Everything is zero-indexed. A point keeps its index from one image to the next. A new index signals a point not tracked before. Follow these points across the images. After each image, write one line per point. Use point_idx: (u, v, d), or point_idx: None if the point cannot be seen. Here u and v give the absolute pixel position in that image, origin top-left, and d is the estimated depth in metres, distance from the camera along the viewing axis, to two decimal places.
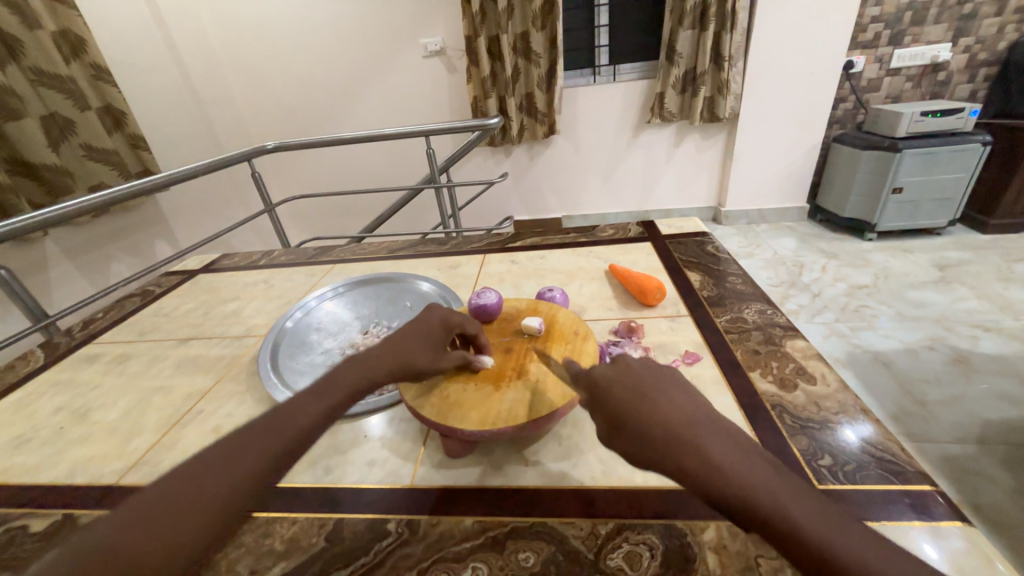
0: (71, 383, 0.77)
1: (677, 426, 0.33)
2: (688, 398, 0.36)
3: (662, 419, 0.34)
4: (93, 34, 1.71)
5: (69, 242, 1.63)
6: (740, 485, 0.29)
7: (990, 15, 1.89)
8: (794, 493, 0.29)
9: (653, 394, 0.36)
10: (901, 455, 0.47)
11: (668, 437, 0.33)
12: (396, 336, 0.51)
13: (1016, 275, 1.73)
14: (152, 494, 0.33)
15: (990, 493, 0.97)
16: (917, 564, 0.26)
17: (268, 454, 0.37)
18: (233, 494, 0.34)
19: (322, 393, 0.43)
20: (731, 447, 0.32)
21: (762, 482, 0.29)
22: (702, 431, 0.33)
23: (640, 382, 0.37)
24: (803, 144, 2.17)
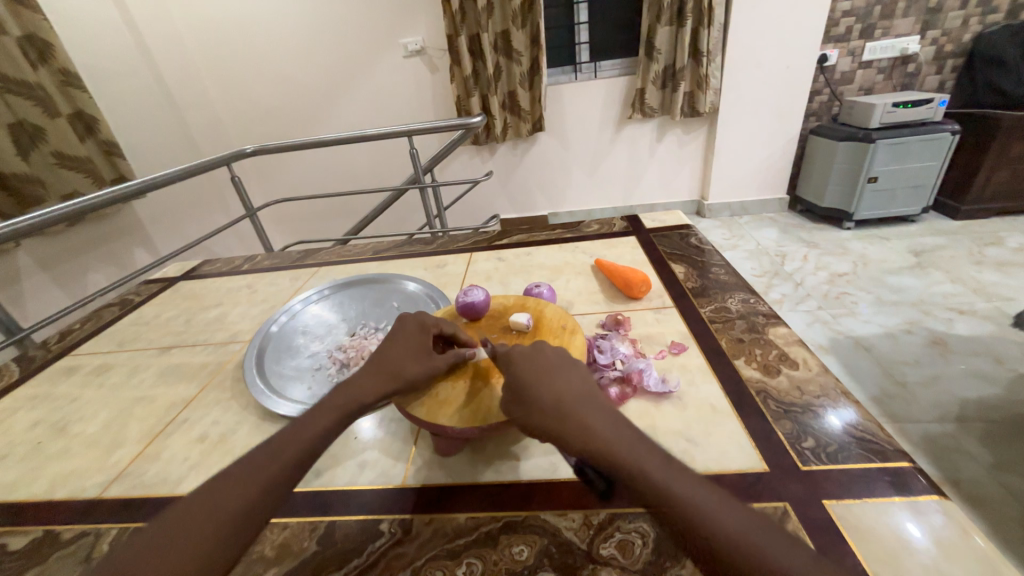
0: (49, 397, 0.75)
1: (563, 399, 0.41)
2: (583, 380, 0.44)
3: (554, 393, 0.42)
4: (60, 38, 1.66)
5: (42, 252, 1.58)
6: (602, 442, 0.37)
7: (955, 7, 1.95)
8: (645, 448, 0.37)
9: (553, 375, 0.44)
10: (880, 435, 0.48)
11: (555, 408, 0.41)
12: (380, 354, 0.52)
13: (988, 258, 1.79)
14: (188, 507, 0.37)
15: (969, 469, 1.01)
16: (723, 497, 0.34)
17: (259, 482, 0.38)
18: (256, 501, 0.37)
19: (311, 418, 0.45)
20: (604, 414, 0.40)
21: (622, 440, 0.38)
22: (583, 403, 0.41)
23: (544, 366, 0.45)
24: (781, 137, 2.22)
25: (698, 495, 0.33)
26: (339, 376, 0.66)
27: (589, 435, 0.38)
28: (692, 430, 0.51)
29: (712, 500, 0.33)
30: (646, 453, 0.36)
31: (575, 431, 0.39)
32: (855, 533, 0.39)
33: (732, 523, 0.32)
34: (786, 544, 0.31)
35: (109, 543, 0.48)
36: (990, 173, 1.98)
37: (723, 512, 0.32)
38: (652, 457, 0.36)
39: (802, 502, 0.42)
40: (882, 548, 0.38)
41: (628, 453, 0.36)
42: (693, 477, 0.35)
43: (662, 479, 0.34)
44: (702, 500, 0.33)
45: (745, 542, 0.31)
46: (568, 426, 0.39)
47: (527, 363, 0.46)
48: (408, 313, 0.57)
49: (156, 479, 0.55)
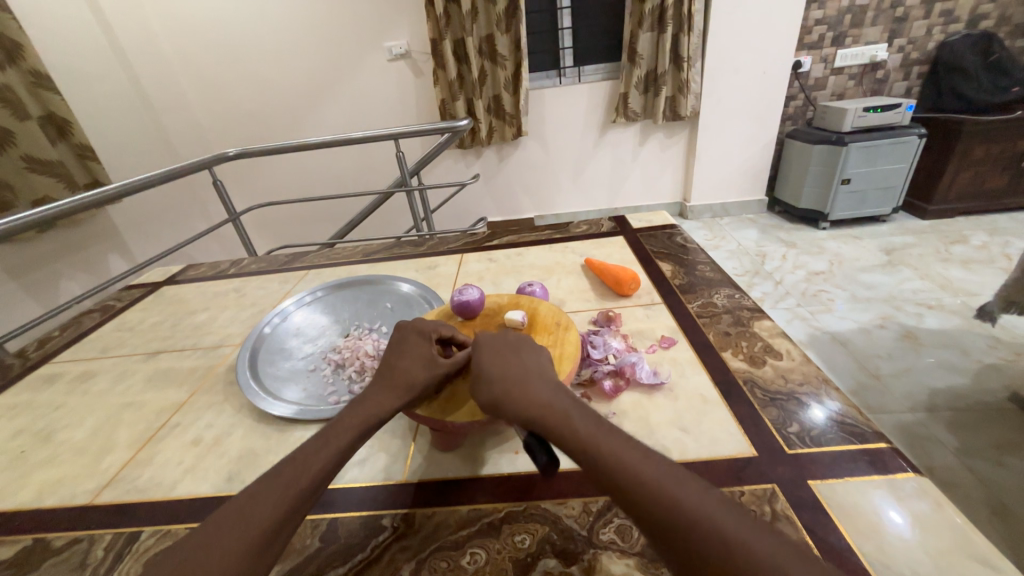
0: (30, 405, 0.73)
1: (511, 374, 0.45)
2: (540, 361, 0.48)
3: (505, 370, 0.46)
4: (29, 38, 1.61)
5: (12, 259, 1.53)
6: (540, 407, 0.40)
7: (920, 17, 2.05)
8: (581, 412, 0.40)
9: (510, 356, 0.48)
10: (860, 419, 0.51)
11: (503, 382, 0.44)
12: (387, 368, 0.52)
13: (954, 255, 1.87)
14: (211, 524, 0.37)
15: (941, 456, 1.05)
16: (654, 456, 0.35)
17: (282, 506, 0.38)
18: (272, 519, 0.37)
19: (331, 435, 0.44)
20: (550, 386, 0.43)
21: (560, 405, 0.40)
22: (531, 377, 0.44)
23: (503, 348, 0.49)
24: (759, 140, 2.28)
25: (622, 450, 0.35)
26: (333, 376, 0.66)
27: (529, 401, 0.41)
28: (684, 420, 0.53)
29: (635, 454, 0.35)
30: (580, 415, 0.39)
31: (517, 400, 0.42)
32: (839, 510, 0.42)
33: (648, 472, 0.33)
34: (697, 490, 0.32)
35: (104, 548, 0.47)
36: (954, 174, 2.07)
37: (641, 463, 0.34)
38: (586, 418, 0.39)
39: (788, 483, 0.44)
40: (865, 524, 0.40)
41: (561, 415, 0.39)
42: (625, 436, 0.37)
43: (587, 435, 0.37)
44: (623, 453, 0.35)
45: (656, 487, 0.32)
46: (512, 396, 0.43)
47: (488, 346, 0.50)
48: (403, 324, 0.57)
49: (150, 484, 0.54)
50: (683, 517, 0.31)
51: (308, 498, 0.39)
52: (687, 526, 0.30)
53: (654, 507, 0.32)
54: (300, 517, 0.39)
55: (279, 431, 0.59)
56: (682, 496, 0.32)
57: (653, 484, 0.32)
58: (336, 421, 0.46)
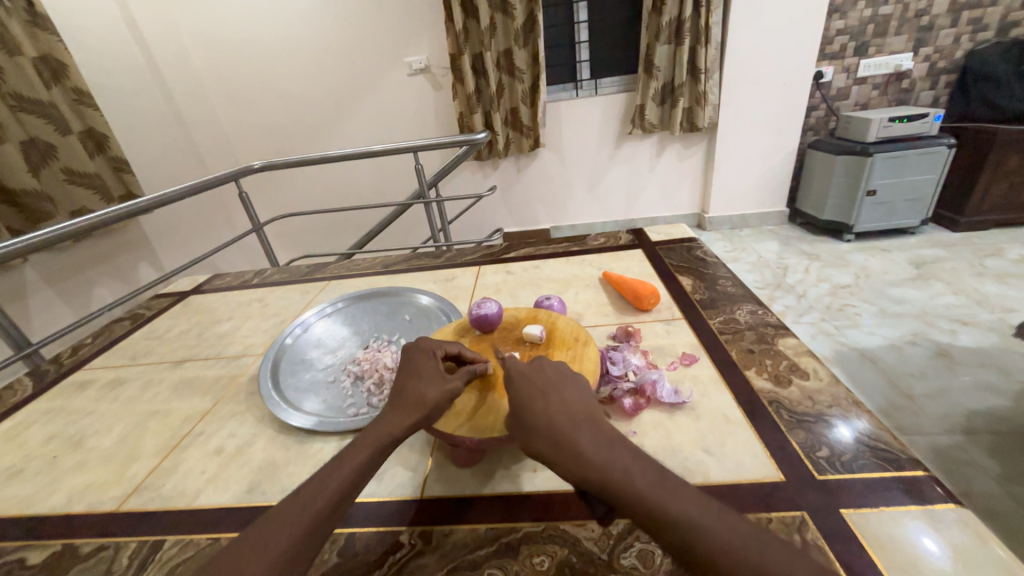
0: (62, 411, 0.75)
1: (558, 419, 0.42)
2: (580, 398, 0.46)
3: (548, 416, 0.43)
4: (73, 59, 1.70)
5: (50, 267, 1.60)
6: (593, 464, 0.38)
7: (947, 26, 2.01)
8: (638, 462, 0.38)
9: (547, 393, 0.45)
10: (894, 444, 0.49)
11: (548, 429, 0.42)
12: (398, 389, 0.52)
13: (989, 270, 1.80)
14: (235, 548, 0.37)
15: (981, 482, 1.00)
16: (723, 509, 0.34)
17: (303, 527, 0.38)
18: (294, 541, 0.37)
19: (345, 457, 0.44)
20: (598, 434, 0.41)
21: (618, 461, 0.38)
22: (577, 424, 0.42)
23: (542, 385, 0.46)
24: (780, 150, 2.25)
25: (698, 515, 0.33)
26: (353, 389, 0.66)
27: (581, 455, 0.39)
28: (707, 441, 0.51)
29: (675, 495, 0.35)
30: (641, 472, 0.37)
31: (568, 455, 0.39)
32: (874, 540, 0.40)
33: (724, 535, 0.32)
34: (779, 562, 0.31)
35: (129, 556, 0.48)
36: (988, 185, 2.00)
37: (718, 525, 0.33)
38: (644, 472, 0.37)
39: (820, 511, 0.43)
40: (901, 556, 0.38)
41: (620, 473, 0.37)
42: (692, 489, 0.36)
43: (653, 497, 0.35)
44: (698, 517, 0.33)
45: (707, 537, 0.32)
46: (563, 449, 0.40)
47: (527, 384, 0.47)
48: (410, 344, 0.57)
49: (174, 493, 0.55)
50: None
51: (329, 518, 0.40)
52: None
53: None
54: (318, 542, 0.39)
55: (299, 442, 0.60)
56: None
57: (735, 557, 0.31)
58: (356, 441, 0.46)
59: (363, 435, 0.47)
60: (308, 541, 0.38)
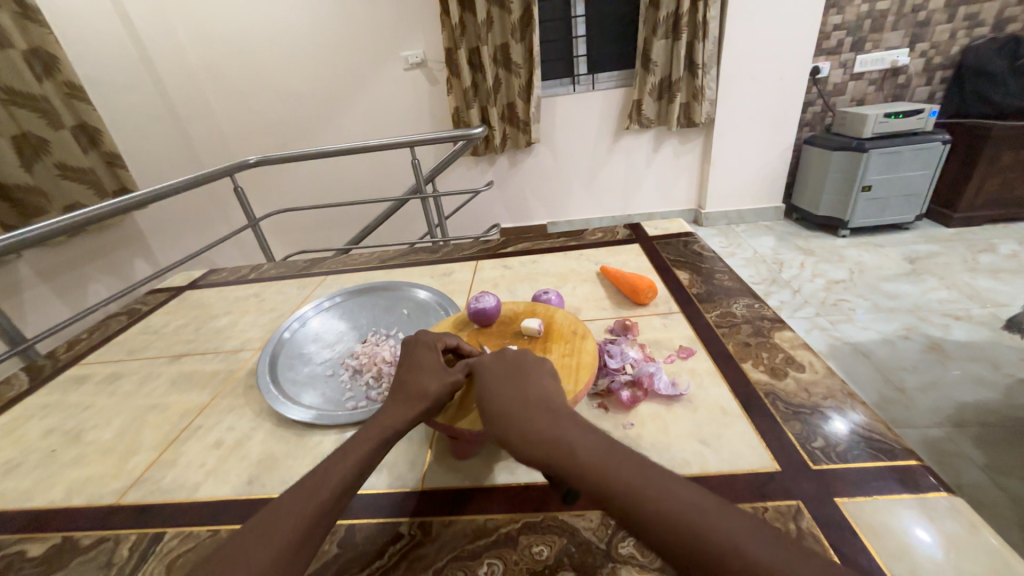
0: (59, 405, 0.75)
1: (516, 406, 0.43)
2: (542, 385, 0.46)
3: (508, 403, 0.44)
4: (65, 52, 1.68)
5: (43, 262, 1.58)
6: (545, 442, 0.39)
7: (942, 21, 2.01)
8: (586, 438, 0.39)
9: (511, 384, 0.47)
10: (888, 435, 0.50)
11: (507, 415, 0.43)
12: (400, 383, 0.52)
13: (982, 265, 1.82)
14: (238, 538, 0.37)
15: (971, 473, 1.02)
16: (664, 475, 0.35)
17: (308, 516, 0.38)
18: (298, 530, 0.38)
19: (349, 449, 0.44)
20: (554, 415, 0.42)
21: (567, 437, 0.39)
22: (534, 407, 0.43)
23: (505, 374, 0.48)
24: (777, 146, 2.26)
25: (638, 485, 0.34)
26: (352, 382, 0.67)
27: (533, 436, 0.40)
28: (704, 432, 0.52)
29: (617, 466, 0.35)
30: (587, 446, 0.38)
31: (522, 438, 0.40)
32: (868, 529, 0.40)
33: (662, 501, 0.33)
34: (719, 525, 0.31)
35: (129, 548, 0.48)
36: (981, 181, 2.01)
37: (657, 493, 0.33)
38: (592, 445, 0.38)
39: (814, 500, 0.43)
40: (894, 544, 0.39)
41: (567, 448, 0.38)
42: (635, 461, 0.36)
43: (598, 469, 0.36)
44: (638, 487, 0.34)
45: (644, 504, 0.33)
46: (518, 432, 0.41)
47: (492, 376, 0.48)
48: (411, 338, 0.57)
49: (173, 485, 0.55)
50: (712, 552, 0.30)
51: (333, 509, 0.40)
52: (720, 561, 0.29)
53: (686, 548, 0.30)
54: (323, 531, 0.39)
55: (298, 435, 0.60)
56: (724, 540, 0.30)
57: (677, 520, 0.31)
58: (358, 434, 0.46)
59: (365, 429, 0.47)
60: (312, 530, 0.38)
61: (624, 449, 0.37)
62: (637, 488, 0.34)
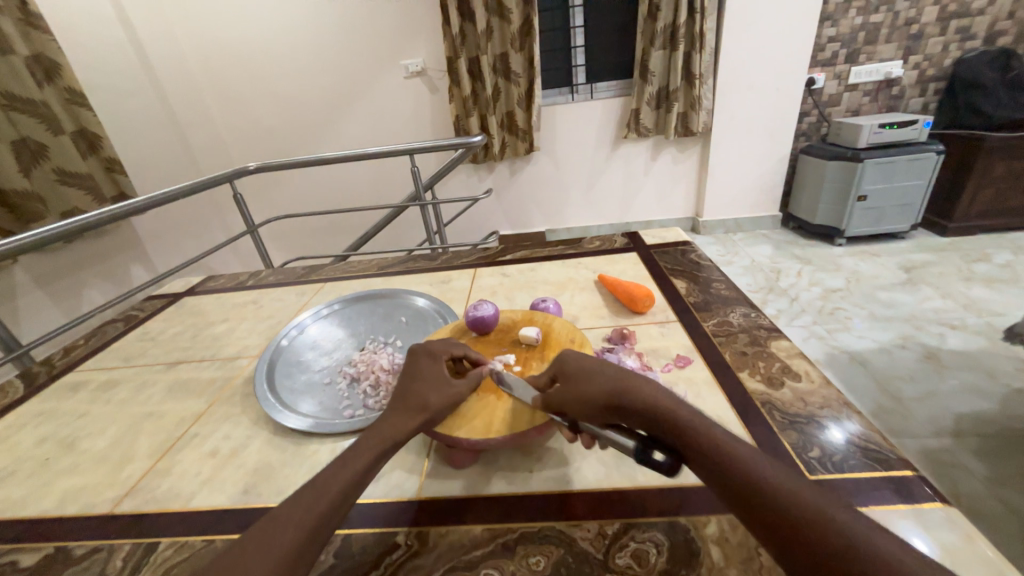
0: (54, 413, 0.75)
1: (624, 375, 0.44)
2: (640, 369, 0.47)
3: (612, 372, 0.45)
4: (67, 59, 1.69)
5: (40, 268, 1.58)
6: (661, 405, 0.40)
7: (935, 35, 2.05)
8: (703, 418, 0.39)
9: (612, 359, 0.48)
10: (884, 444, 0.50)
11: (615, 378, 0.44)
12: (399, 392, 0.52)
13: (977, 274, 1.83)
14: (236, 548, 0.37)
15: (968, 483, 1.02)
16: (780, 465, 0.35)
17: (307, 526, 0.38)
18: (297, 540, 0.37)
19: (349, 458, 0.44)
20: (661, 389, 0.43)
21: (681, 408, 0.40)
22: (643, 380, 0.44)
23: (601, 354, 0.49)
24: (773, 156, 2.28)
25: (758, 460, 0.35)
26: (349, 390, 0.67)
27: (648, 397, 0.41)
28: None
29: (736, 442, 0.36)
30: (704, 420, 0.39)
31: (632, 396, 0.41)
32: None
33: (783, 479, 0.33)
34: (834, 502, 0.31)
35: (123, 559, 0.48)
36: (975, 191, 2.03)
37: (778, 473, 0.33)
38: (708, 423, 0.38)
39: None
40: None
41: (685, 416, 0.39)
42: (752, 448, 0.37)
43: (720, 438, 0.36)
44: (759, 463, 0.34)
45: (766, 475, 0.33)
46: (627, 390, 0.42)
47: (586, 353, 0.49)
48: (414, 346, 0.57)
49: (169, 495, 0.55)
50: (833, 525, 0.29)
51: (331, 520, 0.40)
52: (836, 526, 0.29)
53: (803, 511, 0.30)
54: (321, 542, 0.39)
55: (294, 444, 0.60)
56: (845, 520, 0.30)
57: (795, 492, 0.32)
58: (358, 444, 0.46)
59: (365, 439, 0.47)
60: (310, 541, 0.38)
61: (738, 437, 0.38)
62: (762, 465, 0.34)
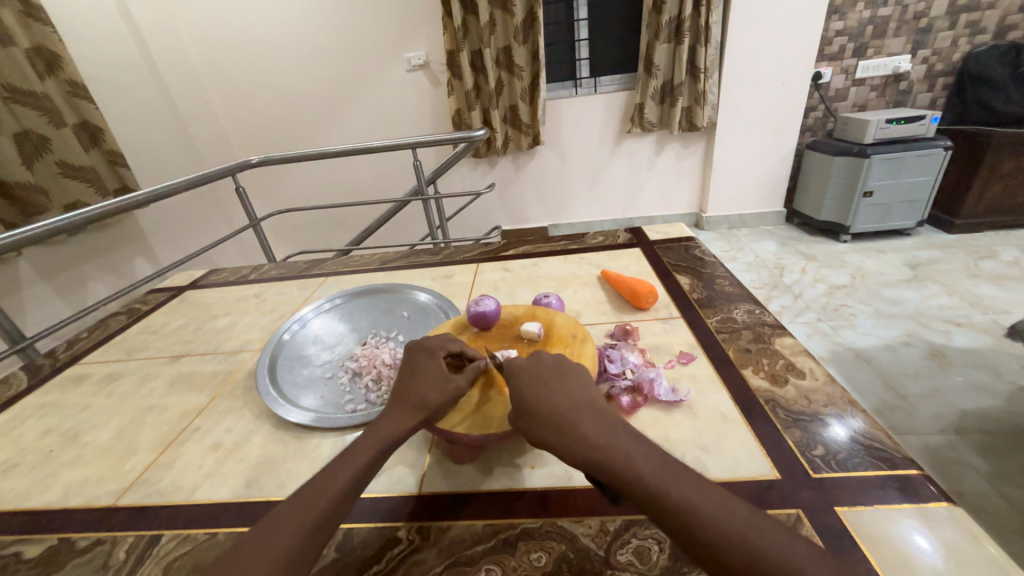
0: (58, 405, 0.75)
1: (561, 407, 0.43)
2: (584, 388, 0.46)
3: (549, 402, 0.44)
4: (68, 51, 1.68)
5: (44, 261, 1.58)
6: (596, 447, 0.39)
7: (944, 28, 2.02)
8: (641, 448, 0.39)
9: (552, 384, 0.46)
10: (888, 443, 0.49)
11: (552, 414, 0.43)
12: (400, 389, 0.52)
13: (983, 272, 1.81)
14: (235, 549, 0.37)
15: (972, 480, 1.01)
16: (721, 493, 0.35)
17: (307, 525, 0.38)
18: (297, 540, 0.37)
19: (349, 456, 0.44)
20: (601, 420, 0.42)
21: (618, 444, 0.39)
22: (581, 410, 0.43)
23: (542, 375, 0.47)
24: (778, 151, 2.26)
25: (695, 499, 0.34)
26: (351, 385, 0.67)
27: (582, 439, 0.40)
28: (704, 439, 0.52)
29: (672, 480, 0.36)
30: (641, 454, 0.38)
31: (569, 438, 0.40)
32: (867, 538, 0.40)
33: (722, 518, 0.33)
34: (771, 537, 0.32)
35: (126, 550, 0.48)
36: (983, 187, 2.01)
37: (715, 511, 0.33)
38: (646, 456, 0.38)
39: (815, 509, 0.43)
40: (893, 553, 0.39)
41: (622, 455, 0.38)
42: (692, 479, 0.36)
43: (654, 479, 0.36)
44: (697, 501, 0.34)
45: (701, 519, 0.33)
46: (564, 431, 0.41)
47: (528, 376, 0.47)
48: (413, 344, 0.57)
49: (171, 487, 0.55)
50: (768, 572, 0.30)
51: (331, 519, 0.39)
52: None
53: (750, 570, 0.31)
54: (322, 541, 0.39)
55: (296, 438, 0.60)
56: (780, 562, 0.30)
57: (743, 545, 0.32)
58: (357, 443, 0.46)
59: (364, 437, 0.46)
60: (309, 540, 0.38)
61: (678, 463, 0.37)
62: (698, 503, 0.34)
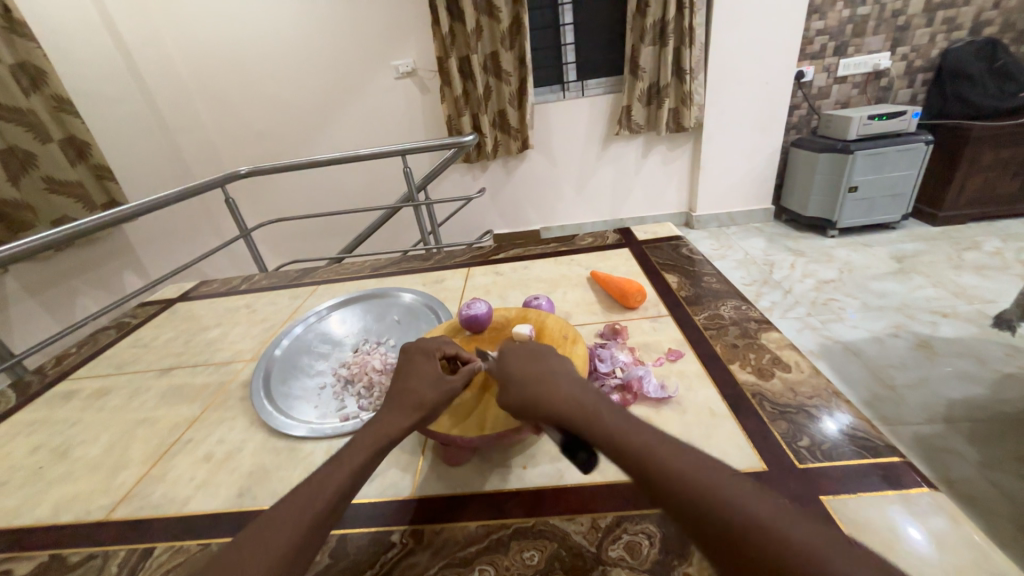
0: (47, 422, 0.74)
1: (537, 373, 0.45)
2: (565, 362, 0.47)
3: (526, 371, 0.46)
4: (53, 66, 1.67)
5: (30, 276, 1.57)
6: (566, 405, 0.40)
7: (922, 26, 2.06)
8: (609, 408, 0.40)
9: (532, 358, 0.48)
10: (872, 432, 0.50)
11: (528, 381, 0.44)
12: (396, 391, 0.52)
13: (967, 262, 1.85)
14: (231, 550, 0.37)
15: (960, 467, 1.03)
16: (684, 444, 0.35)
17: (304, 525, 0.38)
18: (293, 540, 0.37)
19: (344, 457, 0.44)
20: (574, 384, 0.43)
21: (589, 403, 0.40)
22: (557, 376, 0.44)
23: (526, 350, 0.49)
24: (765, 149, 2.29)
25: (654, 446, 0.35)
26: (343, 392, 0.67)
27: (554, 398, 0.41)
28: (692, 434, 0.53)
29: (634, 431, 0.36)
30: (609, 412, 0.39)
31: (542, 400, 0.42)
32: (852, 525, 0.41)
33: (676, 462, 0.33)
34: (726, 479, 0.32)
35: (118, 564, 0.48)
36: (964, 180, 2.05)
37: (672, 456, 0.34)
38: (613, 414, 0.39)
39: (801, 499, 0.44)
40: (878, 539, 0.40)
41: (590, 412, 0.39)
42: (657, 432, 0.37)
43: (617, 432, 0.37)
44: (656, 448, 0.35)
45: (657, 463, 0.34)
46: (538, 394, 0.43)
47: (511, 352, 0.49)
48: (409, 344, 0.57)
49: (163, 500, 0.55)
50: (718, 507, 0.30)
51: (326, 520, 0.40)
52: (725, 515, 0.30)
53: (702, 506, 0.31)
54: (317, 541, 0.39)
55: (289, 447, 0.60)
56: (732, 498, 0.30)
57: (693, 481, 0.32)
58: (352, 443, 0.46)
59: (360, 438, 0.47)
60: (304, 540, 0.38)
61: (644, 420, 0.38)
62: (658, 450, 0.35)
